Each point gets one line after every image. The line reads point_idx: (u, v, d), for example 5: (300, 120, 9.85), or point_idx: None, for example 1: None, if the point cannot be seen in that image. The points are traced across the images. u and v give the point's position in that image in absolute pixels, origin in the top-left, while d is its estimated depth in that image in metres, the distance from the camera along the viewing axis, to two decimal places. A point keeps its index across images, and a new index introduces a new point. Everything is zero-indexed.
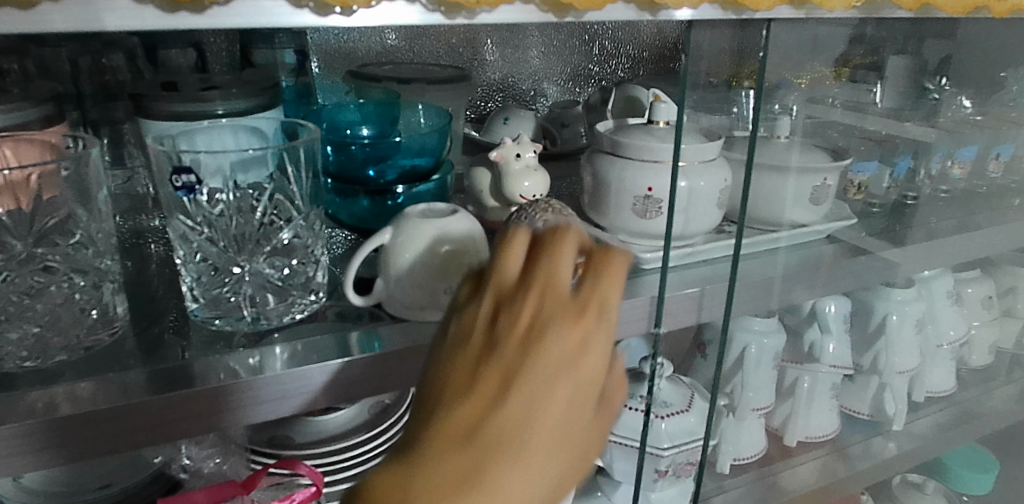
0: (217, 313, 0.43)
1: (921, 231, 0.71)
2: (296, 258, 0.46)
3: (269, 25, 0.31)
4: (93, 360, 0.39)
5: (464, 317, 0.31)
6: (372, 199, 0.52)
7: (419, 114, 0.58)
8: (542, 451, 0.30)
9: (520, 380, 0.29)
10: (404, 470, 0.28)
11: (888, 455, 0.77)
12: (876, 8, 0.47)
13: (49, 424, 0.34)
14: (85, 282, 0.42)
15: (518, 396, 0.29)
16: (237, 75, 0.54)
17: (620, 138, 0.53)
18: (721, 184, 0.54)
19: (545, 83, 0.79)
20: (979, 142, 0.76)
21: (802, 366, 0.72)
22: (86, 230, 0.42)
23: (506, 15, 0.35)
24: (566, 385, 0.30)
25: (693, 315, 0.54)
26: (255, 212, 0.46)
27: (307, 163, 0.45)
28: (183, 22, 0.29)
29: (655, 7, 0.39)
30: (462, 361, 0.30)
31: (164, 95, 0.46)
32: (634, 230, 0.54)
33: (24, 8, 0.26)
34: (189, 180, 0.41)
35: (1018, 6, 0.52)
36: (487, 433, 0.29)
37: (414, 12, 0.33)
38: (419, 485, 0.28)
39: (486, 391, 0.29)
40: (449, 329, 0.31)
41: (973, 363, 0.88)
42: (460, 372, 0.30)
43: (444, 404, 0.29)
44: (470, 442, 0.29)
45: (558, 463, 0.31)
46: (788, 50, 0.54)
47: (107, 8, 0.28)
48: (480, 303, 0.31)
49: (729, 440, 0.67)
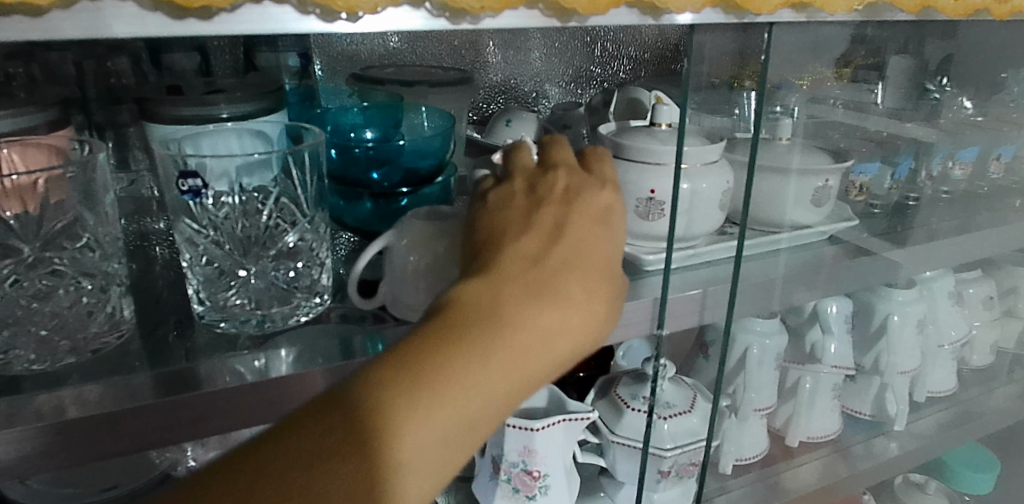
0: (223, 316, 0.44)
1: (922, 232, 0.71)
2: (301, 261, 0.46)
3: (276, 31, 0.31)
4: (101, 363, 0.39)
5: (500, 198, 0.38)
6: (375, 202, 0.53)
7: (423, 116, 0.58)
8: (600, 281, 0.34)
9: (569, 218, 0.35)
10: (484, 281, 0.32)
11: (889, 455, 0.77)
12: (878, 10, 0.47)
13: (60, 426, 0.34)
14: (92, 286, 0.42)
15: (573, 227, 0.35)
16: (241, 79, 0.54)
17: (623, 140, 0.53)
18: (723, 186, 0.54)
19: (547, 84, 0.80)
20: (979, 144, 0.76)
21: (804, 367, 0.72)
22: (93, 233, 0.42)
23: (510, 20, 0.35)
24: (608, 240, 0.36)
25: (696, 316, 0.54)
26: (260, 215, 0.46)
27: (311, 167, 0.45)
28: (191, 28, 0.30)
29: (657, 11, 0.39)
30: (515, 215, 0.36)
31: (169, 100, 0.46)
32: (637, 232, 0.54)
33: (35, 15, 0.27)
34: (195, 184, 0.41)
35: (1018, 9, 0.52)
36: (552, 255, 0.33)
37: (417, 17, 0.33)
38: (501, 290, 0.31)
39: (546, 232, 0.34)
40: (489, 202, 0.38)
41: (974, 363, 0.88)
42: (514, 220, 0.36)
43: (508, 239, 0.34)
44: (539, 261, 0.33)
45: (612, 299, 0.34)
46: (789, 53, 0.54)
47: (117, 15, 0.28)
48: (524, 178, 0.39)
49: (731, 440, 0.68)
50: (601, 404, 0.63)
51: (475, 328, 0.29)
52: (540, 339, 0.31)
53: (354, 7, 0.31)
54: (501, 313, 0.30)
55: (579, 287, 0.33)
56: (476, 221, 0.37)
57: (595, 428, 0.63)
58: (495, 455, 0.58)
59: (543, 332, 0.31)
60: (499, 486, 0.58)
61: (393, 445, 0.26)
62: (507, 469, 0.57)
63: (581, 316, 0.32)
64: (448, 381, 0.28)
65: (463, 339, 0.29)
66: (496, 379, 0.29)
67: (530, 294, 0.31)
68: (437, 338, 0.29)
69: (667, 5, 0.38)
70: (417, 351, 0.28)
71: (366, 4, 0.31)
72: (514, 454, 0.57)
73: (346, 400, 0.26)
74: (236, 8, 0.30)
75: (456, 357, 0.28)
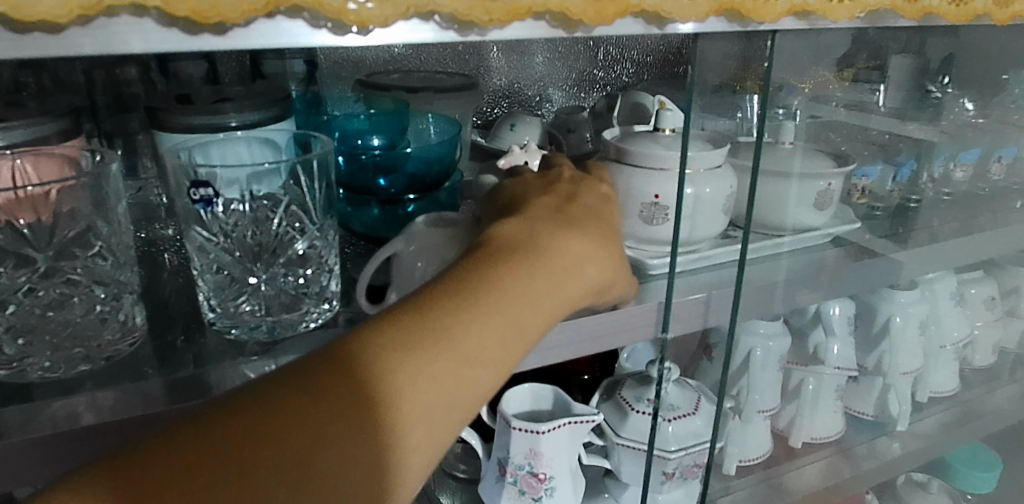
0: (234, 323, 0.44)
1: (924, 234, 0.71)
2: (310, 268, 0.47)
3: (288, 45, 0.32)
4: (114, 371, 0.39)
5: (514, 181, 0.47)
6: (382, 208, 0.54)
7: (429, 123, 0.59)
8: (608, 235, 0.43)
9: (578, 191, 0.45)
10: (521, 219, 0.40)
11: (892, 455, 0.78)
12: (880, 16, 0.47)
13: (74, 433, 0.35)
14: (105, 294, 0.42)
15: (582, 197, 0.45)
16: (248, 87, 0.55)
17: (628, 146, 0.53)
18: (727, 191, 0.55)
19: (550, 88, 0.81)
20: (980, 146, 0.77)
21: (807, 369, 0.73)
22: (106, 241, 0.43)
23: (518, 31, 0.36)
24: (606, 207, 0.46)
25: (699, 319, 0.54)
26: (270, 222, 0.46)
27: (320, 174, 0.46)
28: (206, 43, 0.30)
29: (662, 21, 0.39)
30: (532, 188, 0.45)
31: (179, 108, 0.47)
32: (643, 236, 0.55)
33: (55, 33, 0.27)
34: (207, 193, 0.42)
35: (1019, 13, 0.53)
36: (566, 209, 0.42)
37: (427, 30, 0.34)
38: (535, 226, 0.39)
39: (560, 196, 0.44)
40: (507, 183, 0.47)
41: (976, 363, 0.88)
42: (533, 190, 0.45)
43: (530, 198, 0.43)
44: (558, 210, 0.42)
45: (615, 254, 0.43)
46: (791, 58, 0.55)
47: (137, 31, 0.29)
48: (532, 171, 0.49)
49: (734, 441, 0.69)
50: (605, 407, 0.64)
51: (519, 247, 0.37)
52: (569, 260, 0.39)
53: (365, 21, 0.31)
54: (538, 240, 0.38)
55: (591, 232, 0.42)
56: (495, 194, 0.46)
57: (600, 430, 0.64)
58: (501, 458, 0.58)
59: (574, 258, 0.39)
60: (505, 489, 0.58)
61: (472, 314, 0.33)
62: (513, 471, 0.58)
63: (598, 255, 0.41)
64: (504, 278, 0.35)
65: (509, 253, 0.37)
66: (541, 284, 0.36)
67: (560, 230, 0.40)
68: (492, 253, 0.36)
69: (671, 14, 0.39)
70: (475, 263, 0.36)
71: (378, 18, 0.31)
72: (520, 456, 0.57)
73: (432, 295, 0.33)
74: (251, 23, 0.30)
75: (508, 264, 0.36)
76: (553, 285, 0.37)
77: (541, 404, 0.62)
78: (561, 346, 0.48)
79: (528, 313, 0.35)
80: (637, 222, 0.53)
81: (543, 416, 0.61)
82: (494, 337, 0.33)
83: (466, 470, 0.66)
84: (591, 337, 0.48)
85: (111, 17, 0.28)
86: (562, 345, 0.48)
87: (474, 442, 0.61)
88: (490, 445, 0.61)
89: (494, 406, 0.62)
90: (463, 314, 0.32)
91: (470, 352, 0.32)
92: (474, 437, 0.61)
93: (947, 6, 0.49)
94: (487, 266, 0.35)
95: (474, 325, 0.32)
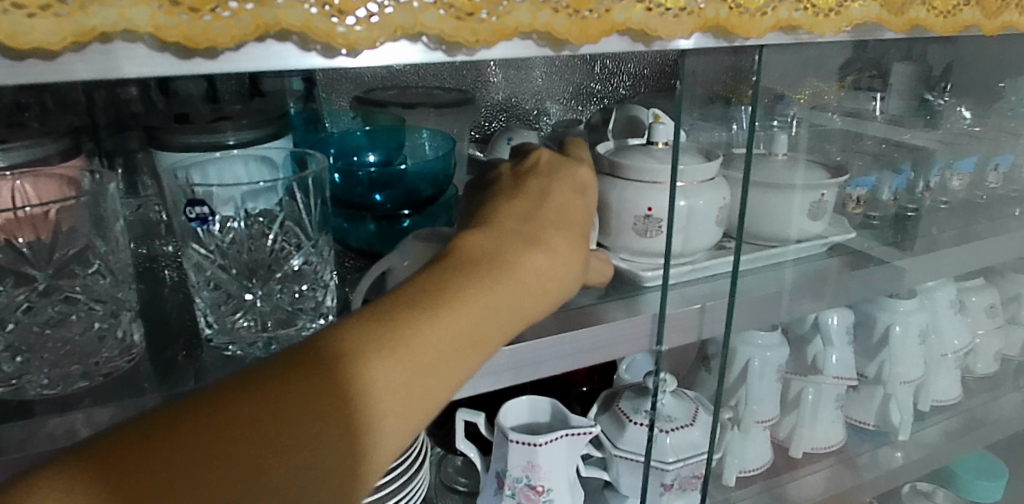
0: (230, 339, 0.45)
1: (923, 242, 0.71)
2: (305, 283, 0.47)
3: (279, 68, 0.33)
4: (112, 386, 0.40)
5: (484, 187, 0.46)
6: (378, 224, 0.54)
7: (424, 139, 0.60)
8: (574, 241, 0.43)
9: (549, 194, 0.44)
10: (487, 231, 0.39)
11: (896, 465, 0.77)
12: (864, 30, 0.48)
13: (73, 448, 0.37)
14: (103, 311, 0.43)
15: (552, 201, 0.44)
16: (247, 105, 0.56)
17: (621, 160, 0.54)
18: (720, 203, 0.55)
19: (547, 102, 0.83)
20: (976, 155, 0.77)
21: (806, 379, 0.73)
22: (104, 260, 0.44)
23: (506, 51, 0.37)
24: (578, 203, 0.45)
25: (694, 331, 0.55)
26: (267, 238, 0.47)
27: (315, 191, 0.47)
28: (198, 67, 0.31)
29: (649, 38, 0.40)
30: (502, 193, 0.44)
31: (177, 128, 0.48)
32: (635, 248, 0.55)
33: (50, 59, 0.28)
34: (202, 212, 0.43)
35: (1008, 24, 0.53)
36: (537, 216, 0.42)
37: (417, 51, 0.34)
38: (501, 238, 0.39)
39: (528, 199, 0.43)
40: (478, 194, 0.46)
41: (979, 371, 0.88)
42: (501, 195, 0.44)
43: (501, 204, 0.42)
44: (528, 218, 0.41)
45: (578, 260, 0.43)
46: (781, 71, 0.55)
47: (129, 57, 0.29)
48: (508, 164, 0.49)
49: (734, 452, 0.68)
50: (603, 419, 0.64)
51: (485, 258, 0.37)
52: (534, 273, 0.38)
53: (354, 44, 0.32)
54: (506, 251, 0.38)
55: (561, 244, 0.42)
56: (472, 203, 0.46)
57: (598, 442, 0.64)
58: (499, 470, 0.59)
59: (540, 270, 0.39)
60: (504, 501, 0.59)
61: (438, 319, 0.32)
62: (511, 484, 0.58)
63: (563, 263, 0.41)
64: (470, 290, 0.34)
65: (479, 265, 0.36)
66: (505, 296, 0.36)
67: (525, 240, 0.40)
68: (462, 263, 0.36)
69: (657, 32, 0.39)
70: (441, 271, 0.35)
71: (366, 40, 0.32)
72: (518, 469, 0.57)
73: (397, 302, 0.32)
74: (241, 47, 0.31)
75: (474, 274, 0.35)
76: (519, 294, 0.37)
77: (539, 416, 0.62)
78: (555, 358, 0.47)
79: (494, 322, 0.35)
80: (630, 235, 0.53)
81: (541, 428, 0.62)
82: (457, 344, 0.32)
83: (466, 484, 0.66)
84: (586, 348, 0.49)
85: (107, 43, 0.29)
86: (555, 357, 0.47)
87: (473, 454, 0.61)
88: (489, 458, 0.61)
89: (493, 420, 0.63)
90: (422, 319, 0.31)
91: (435, 359, 0.31)
92: (473, 449, 0.62)
93: (934, 18, 0.49)
94: (453, 277, 0.35)
95: (438, 333, 0.32)
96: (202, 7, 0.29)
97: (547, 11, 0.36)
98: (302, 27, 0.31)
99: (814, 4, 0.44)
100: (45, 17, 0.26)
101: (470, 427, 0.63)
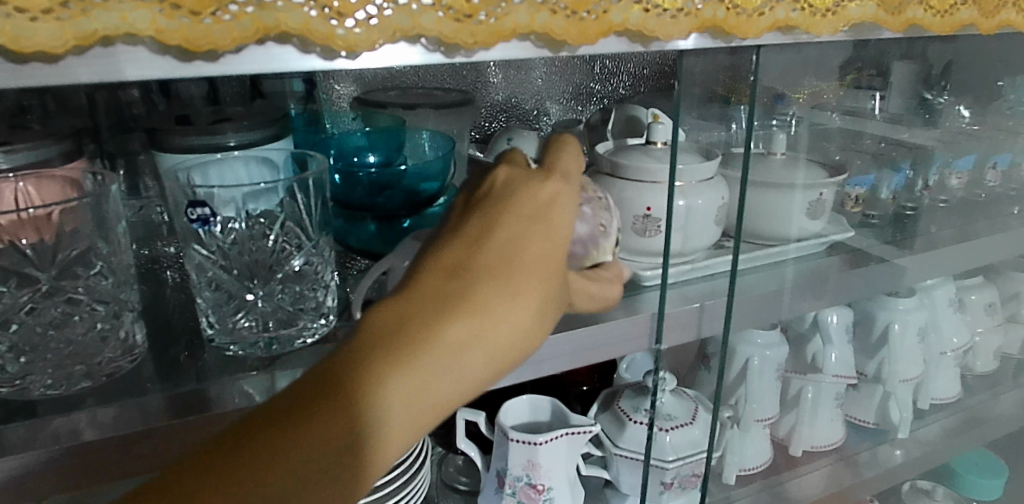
0: (232, 339, 0.45)
1: (922, 240, 0.71)
2: (306, 284, 0.48)
3: (279, 70, 0.33)
4: (114, 387, 0.40)
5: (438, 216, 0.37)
6: (379, 225, 0.54)
7: (424, 140, 0.59)
8: (528, 284, 0.33)
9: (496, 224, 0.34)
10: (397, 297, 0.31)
11: (895, 462, 0.78)
12: (862, 30, 0.48)
13: (77, 450, 0.37)
14: (106, 311, 0.43)
15: (497, 235, 0.33)
16: (248, 107, 0.56)
17: (621, 160, 0.54)
18: (718, 202, 0.56)
19: (547, 102, 0.83)
20: (975, 153, 0.78)
21: (806, 377, 0.73)
22: (107, 261, 0.44)
23: (504, 52, 0.37)
24: (539, 231, 0.34)
25: (693, 330, 0.55)
26: (268, 239, 0.47)
27: (316, 192, 0.47)
28: (199, 70, 0.31)
29: (646, 39, 0.40)
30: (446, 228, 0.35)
31: (178, 129, 0.48)
32: (634, 248, 0.55)
33: (52, 63, 0.28)
34: (203, 212, 0.43)
35: (1005, 23, 0.54)
36: (466, 267, 0.32)
37: (416, 53, 0.35)
38: (409, 306, 0.31)
39: (497, 207, 0.34)
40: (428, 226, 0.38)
41: (978, 369, 0.88)
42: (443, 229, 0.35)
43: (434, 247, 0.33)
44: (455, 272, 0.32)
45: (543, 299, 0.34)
46: (779, 71, 0.56)
47: (130, 60, 0.29)
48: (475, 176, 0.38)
49: (734, 451, 0.69)
50: (603, 417, 0.64)
51: (392, 336, 0.30)
52: (452, 350, 0.31)
53: (353, 46, 0.32)
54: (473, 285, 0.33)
55: (493, 303, 0.32)
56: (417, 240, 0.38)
57: (598, 441, 0.64)
58: (500, 469, 0.59)
59: (466, 340, 0.31)
60: (504, 500, 0.59)
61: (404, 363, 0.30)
62: (512, 483, 0.58)
63: (501, 322, 0.32)
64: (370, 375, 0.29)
65: (406, 325, 0.30)
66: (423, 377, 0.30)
67: (442, 304, 0.31)
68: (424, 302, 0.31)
69: (655, 33, 0.39)
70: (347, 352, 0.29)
71: (365, 42, 0.32)
72: (519, 468, 0.58)
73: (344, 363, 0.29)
74: (241, 50, 0.31)
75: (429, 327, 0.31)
76: (494, 332, 0.32)
77: (540, 415, 0.62)
78: (554, 357, 0.48)
79: (464, 370, 0.31)
80: (629, 235, 0.54)
81: (541, 427, 0.62)
82: (407, 398, 0.29)
83: (467, 483, 0.66)
84: (585, 347, 0.49)
85: (109, 47, 0.29)
86: (555, 357, 0.48)
87: (473, 453, 0.61)
88: (489, 457, 0.61)
89: (493, 419, 0.63)
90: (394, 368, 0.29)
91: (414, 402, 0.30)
92: (474, 448, 0.62)
93: (932, 18, 0.49)
94: (393, 329, 0.30)
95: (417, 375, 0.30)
96: (202, 10, 0.29)
97: (545, 12, 0.36)
98: (302, 30, 0.31)
99: (811, 4, 0.44)
100: (47, 21, 0.26)
101: (471, 427, 0.64)
